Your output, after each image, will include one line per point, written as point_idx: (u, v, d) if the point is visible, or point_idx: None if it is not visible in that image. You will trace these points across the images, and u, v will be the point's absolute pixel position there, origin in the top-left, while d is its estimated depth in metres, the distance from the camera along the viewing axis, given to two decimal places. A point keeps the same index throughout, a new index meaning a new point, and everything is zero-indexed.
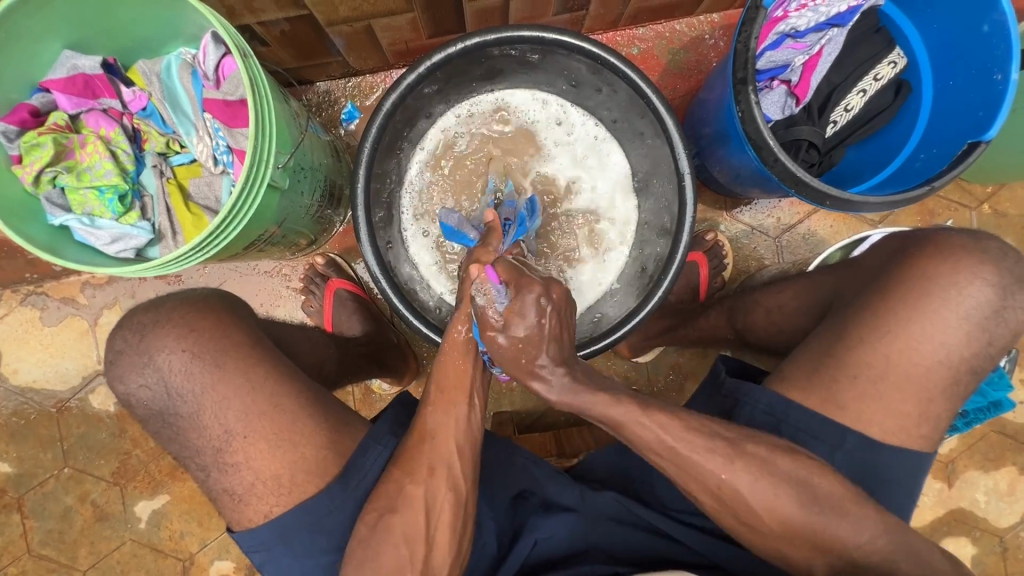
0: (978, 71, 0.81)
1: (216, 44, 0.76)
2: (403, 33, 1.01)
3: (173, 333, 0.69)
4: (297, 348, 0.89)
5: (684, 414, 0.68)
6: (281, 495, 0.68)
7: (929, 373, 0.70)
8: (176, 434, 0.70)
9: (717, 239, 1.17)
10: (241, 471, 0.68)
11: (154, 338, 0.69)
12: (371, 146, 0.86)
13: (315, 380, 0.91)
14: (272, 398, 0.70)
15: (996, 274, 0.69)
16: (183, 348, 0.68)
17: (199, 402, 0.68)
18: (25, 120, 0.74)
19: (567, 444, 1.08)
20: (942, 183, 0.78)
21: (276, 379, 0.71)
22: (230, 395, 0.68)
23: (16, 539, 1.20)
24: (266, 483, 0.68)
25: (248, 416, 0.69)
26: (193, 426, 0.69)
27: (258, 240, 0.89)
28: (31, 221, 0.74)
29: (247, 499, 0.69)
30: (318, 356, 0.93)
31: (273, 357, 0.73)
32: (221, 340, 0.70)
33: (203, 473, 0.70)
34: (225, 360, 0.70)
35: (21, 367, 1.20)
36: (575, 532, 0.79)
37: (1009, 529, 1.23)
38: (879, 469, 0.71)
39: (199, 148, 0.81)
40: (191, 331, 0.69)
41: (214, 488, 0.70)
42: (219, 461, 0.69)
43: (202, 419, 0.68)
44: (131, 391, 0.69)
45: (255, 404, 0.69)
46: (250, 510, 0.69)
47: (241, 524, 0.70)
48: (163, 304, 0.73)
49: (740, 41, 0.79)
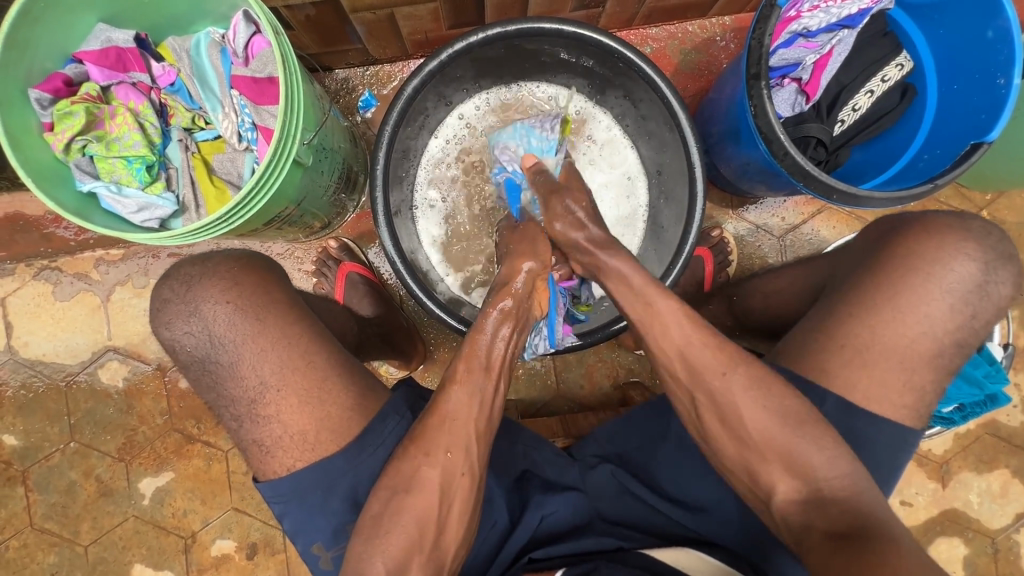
0: (982, 75, 0.84)
1: (246, 23, 0.79)
2: (424, 23, 1.03)
3: (217, 285, 0.71)
4: (325, 314, 0.93)
5: (691, 386, 0.71)
6: (307, 450, 0.70)
7: (913, 345, 0.72)
8: (214, 382, 0.71)
9: (723, 235, 1.20)
10: (272, 423, 0.70)
11: (199, 288, 0.71)
12: (391, 130, 0.88)
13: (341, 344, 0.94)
14: (306, 355, 0.71)
15: (978, 251, 0.73)
16: (228, 300, 0.70)
17: (238, 352, 0.70)
18: (59, 89, 0.75)
19: (572, 424, 1.11)
20: (945, 181, 0.81)
21: (311, 335, 0.73)
22: (268, 347, 0.70)
23: (19, 512, 1.20)
24: (294, 438, 0.70)
25: (283, 370, 0.70)
26: (232, 374, 0.70)
27: (276, 218, 0.90)
28: (61, 187, 0.76)
29: (274, 451, 0.70)
30: (341, 325, 0.96)
31: (311, 317, 0.75)
32: (263, 296, 0.72)
33: (235, 424, 0.71)
34: (267, 314, 0.71)
35: (31, 340, 1.21)
36: (579, 506, 0.81)
37: (1001, 530, 1.25)
38: (878, 451, 0.74)
39: (224, 124, 0.83)
40: (235, 285, 0.71)
41: (244, 439, 0.72)
42: (252, 412, 0.70)
43: (241, 368, 0.70)
44: (177, 338, 0.71)
45: (291, 359, 0.71)
46: (275, 461, 0.70)
47: (266, 475, 0.71)
48: (210, 259, 0.74)
49: (755, 38, 0.81)
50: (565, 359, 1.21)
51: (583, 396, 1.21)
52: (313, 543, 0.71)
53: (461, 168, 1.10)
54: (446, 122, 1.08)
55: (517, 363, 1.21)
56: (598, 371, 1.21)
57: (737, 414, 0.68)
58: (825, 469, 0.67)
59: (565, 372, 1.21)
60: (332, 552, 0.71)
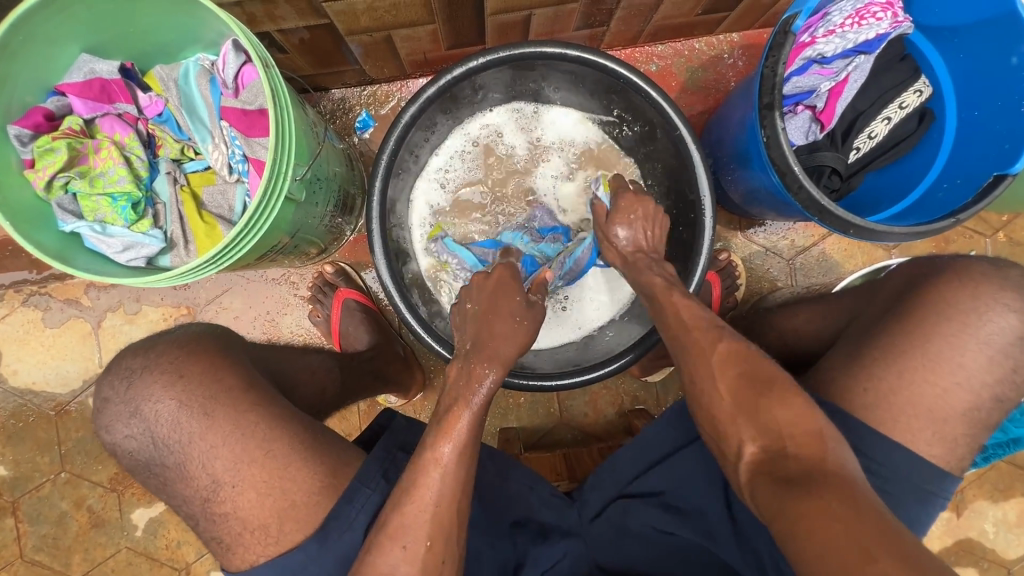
0: (1005, 102, 0.81)
1: (235, 52, 0.75)
2: (422, 44, 1.00)
3: (160, 380, 0.69)
4: (298, 377, 0.87)
5: (698, 437, 0.66)
6: (269, 544, 0.66)
7: (946, 397, 0.69)
8: (164, 484, 0.69)
9: (730, 259, 1.16)
10: (229, 521, 0.66)
11: (142, 385, 0.69)
12: (388, 159, 0.85)
13: (316, 409, 0.88)
14: (263, 445, 0.67)
15: (1017, 300, 0.69)
16: (172, 397, 0.68)
17: (185, 452, 0.67)
18: (39, 124, 0.72)
19: (578, 467, 1.06)
20: (968, 215, 0.77)
21: (267, 422, 0.68)
22: (219, 443, 0.67)
23: (9, 543, 1.18)
24: (254, 533, 0.66)
25: (237, 465, 0.67)
26: (180, 476, 0.68)
27: (270, 250, 0.87)
28: (42, 227, 0.73)
29: (234, 547, 0.67)
30: (320, 382, 0.90)
31: (267, 399, 0.71)
32: (211, 386, 0.69)
33: (192, 522, 0.69)
34: (215, 407, 0.68)
35: (20, 368, 1.18)
36: (579, 555, 0.80)
37: (1017, 560, 1.22)
38: (902, 501, 0.69)
39: (214, 155, 0.80)
40: (180, 377, 0.69)
41: (205, 535, 0.69)
42: (207, 510, 0.67)
43: (189, 469, 0.67)
44: (119, 441, 0.69)
45: (244, 452, 0.67)
46: (237, 557, 0.67)
47: (231, 568, 0.68)
48: (154, 347, 0.72)
49: (767, 67, 0.78)
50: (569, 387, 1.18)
51: (587, 424, 1.18)
52: None
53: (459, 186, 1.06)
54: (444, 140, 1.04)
55: (519, 391, 1.17)
56: (602, 399, 1.18)
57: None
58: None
59: (570, 400, 1.18)
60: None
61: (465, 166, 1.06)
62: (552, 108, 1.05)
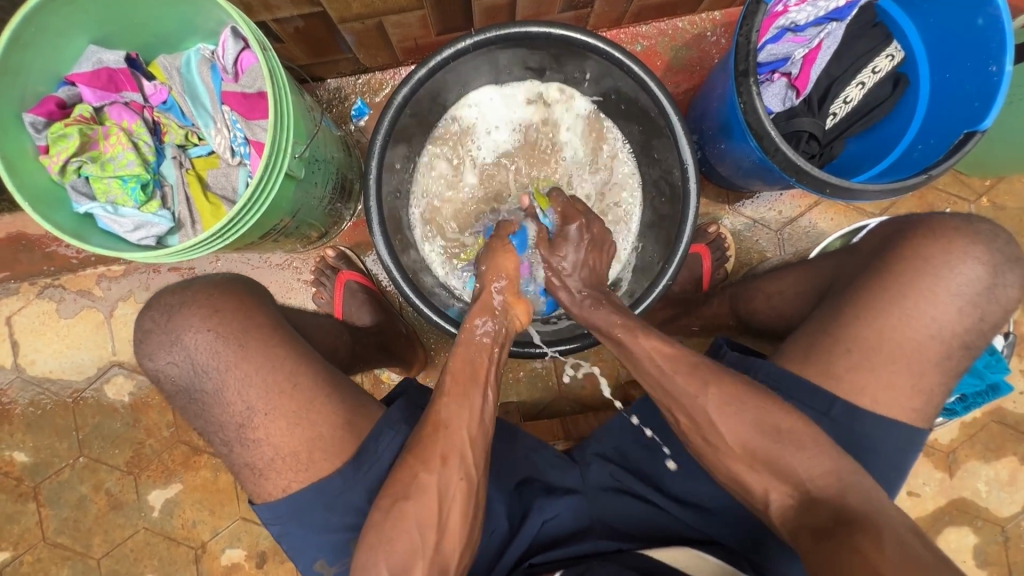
0: (973, 63, 0.84)
1: (234, 39, 0.79)
2: (412, 30, 1.03)
3: (197, 314, 0.71)
4: (312, 332, 0.91)
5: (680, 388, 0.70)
6: (301, 471, 0.71)
7: (922, 349, 0.72)
8: (202, 410, 0.72)
9: (719, 231, 1.19)
10: (263, 446, 0.70)
11: (181, 318, 0.71)
12: (383, 140, 0.88)
13: (331, 363, 0.93)
14: (291, 377, 0.71)
15: (987, 254, 0.72)
16: (209, 328, 0.70)
17: (223, 378, 0.70)
18: (52, 112, 0.76)
19: (574, 429, 1.11)
20: (939, 171, 0.80)
21: (296, 357, 0.72)
22: (253, 372, 0.70)
23: (31, 527, 1.22)
24: (286, 459, 0.70)
25: (270, 394, 0.70)
26: (218, 402, 0.71)
27: (272, 231, 0.91)
28: (57, 209, 0.77)
29: (267, 473, 0.71)
30: (332, 341, 0.95)
31: (293, 338, 0.75)
32: (243, 321, 0.72)
33: (226, 448, 0.72)
34: (249, 339, 0.71)
35: (38, 358, 1.22)
36: (580, 511, 0.83)
37: (1010, 518, 1.24)
38: (876, 444, 0.73)
39: (217, 139, 0.84)
40: (215, 312, 0.72)
41: (236, 463, 0.72)
42: (242, 435, 0.71)
43: (226, 395, 0.70)
44: (160, 367, 0.71)
45: (276, 382, 0.71)
46: (269, 483, 0.71)
47: (262, 497, 0.72)
48: (190, 287, 0.75)
49: (741, 35, 0.81)
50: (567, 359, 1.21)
51: (585, 396, 1.21)
52: (314, 561, 0.73)
53: (457, 169, 1.10)
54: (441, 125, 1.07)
55: (518, 365, 1.21)
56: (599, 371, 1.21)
57: (711, 417, 0.69)
58: (812, 464, 0.67)
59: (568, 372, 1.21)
60: (334, 568, 0.73)
61: (461, 151, 1.10)
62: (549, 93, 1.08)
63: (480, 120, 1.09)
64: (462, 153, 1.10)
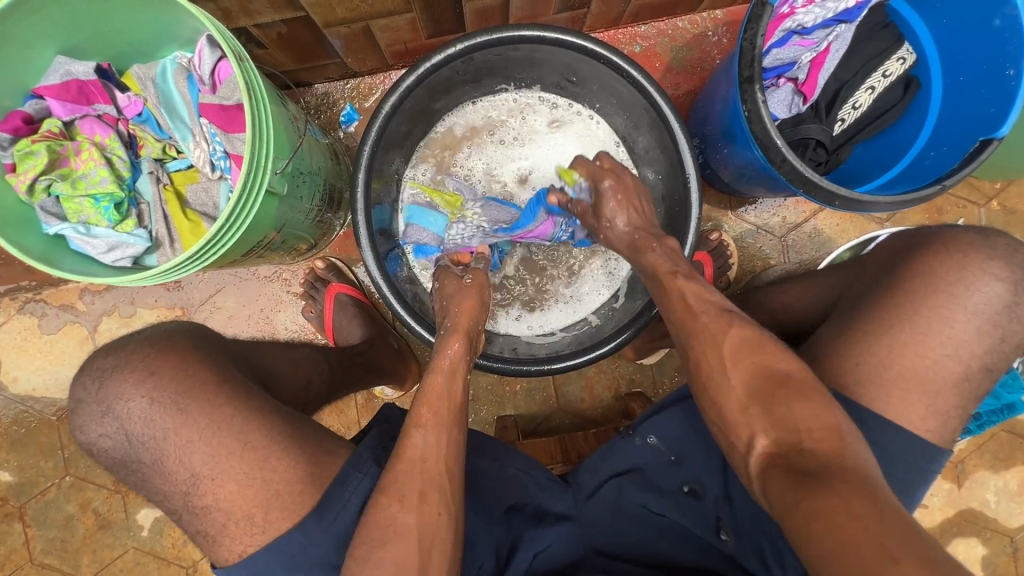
0: (989, 66, 0.80)
1: (211, 48, 0.75)
2: (402, 34, 0.99)
3: (133, 378, 0.68)
4: (281, 370, 0.86)
5: None
6: (257, 533, 0.67)
7: (936, 369, 0.68)
8: (144, 480, 0.69)
9: (722, 239, 1.15)
10: (213, 513, 0.67)
11: (114, 383, 0.68)
12: (370, 151, 0.84)
13: (303, 401, 0.88)
14: (240, 437, 0.68)
15: (1006, 270, 0.69)
16: (144, 394, 0.67)
17: (162, 447, 0.67)
18: (18, 128, 0.72)
19: (572, 450, 1.07)
20: (954, 181, 0.76)
21: (243, 416, 0.69)
22: (194, 438, 0.67)
23: (18, 548, 1.19)
24: (240, 522, 0.67)
25: (215, 459, 0.67)
26: (159, 472, 0.68)
27: (256, 247, 0.87)
28: (26, 230, 0.73)
29: (221, 539, 0.67)
30: (302, 373, 0.90)
31: (242, 392, 0.71)
32: (184, 381, 0.69)
33: (176, 515, 0.69)
34: (189, 402, 0.68)
35: (21, 375, 1.19)
36: (574, 539, 0.79)
37: (1020, 529, 1.22)
38: (890, 470, 0.69)
39: (196, 153, 0.81)
40: (152, 375, 0.68)
41: (189, 530, 0.69)
42: (190, 503, 0.68)
43: (167, 464, 0.67)
44: (94, 440, 0.69)
45: (223, 445, 0.67)
46: (225, 549, 0.67)
47: (220, 562, 0.68)
48: (125, 345, 0.71)
49: (745, 39, 0.77)
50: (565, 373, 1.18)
51: (584, 410, 1.18)
52: None
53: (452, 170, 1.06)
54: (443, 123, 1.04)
55: (515, 379, 1.18)
56: (598, 383, 1.18)
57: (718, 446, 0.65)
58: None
59: (566, 385, 1.18)
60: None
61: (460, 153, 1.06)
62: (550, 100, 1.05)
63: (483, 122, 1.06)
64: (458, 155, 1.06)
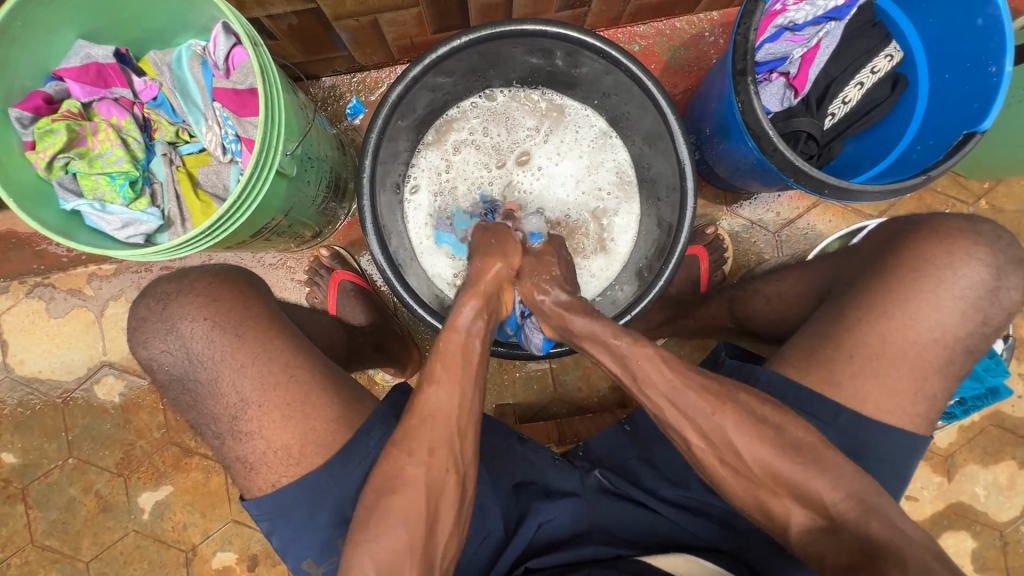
0: (973, 63, 0.83)
1: (226, 34, 0.79)
2: (408, 28, 1.02)
3: (194, 303, 0.73)
4: (310, 327, 0.93)
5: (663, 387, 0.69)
6: (291, 465, 0.71)
7: (913, 344, 0.71)
8: (194, 401, 0.73)
9: (718, 232, 1.18)
10: (255, 439, 0.71)
11: (176, 307, 0.73)
12: (376, 138, 0.86)
13: (329, 358, 0.94)
14: (288, 369, 0.73)
15: (990, 255, 0.72)
16: (206, 317, 0.72)
17: (217, 369, 0.72)
18: (39, 107, 0.76)
19: (570, 432, 1.11)
20: (938, 172, 0.79)
21: (293, 350, 0.74)
22: (247, 363, 0.72)
23: (19, 529, 1.20)
24: (277, 453, 0.71)
25: (264, 386, 0.72)
26: (212, 393, 0.72)
27: (264, 229, 0.90)
28: (44, 206, 0.76)
29: (258, 468, 0.71)
30: (328, 337, 0.97)
31: (290, 330, 0.76)
32: (242, 311, 0.74)
33: (217, 441, 0.73)
34: (246, 330, 0.73)
35: (27, 358, 1.21)
36: (579, 514, 0.81)
37: (1009, 523, 1.23)
38: (875, 447, 0.72)
39: (208, 136, 0.83)
40: (213, 301, 0.74)
41: (228, 457, 0.73)
42: (234, 429, 0.72)
43: (220, 386, 0.72)
44: (154, 356, 0.73)
45: (272, 374, 0.72)
46: (260, 479, 0.71)
47: (252, 492, 0.72)
48: (186, 276, 0.77)
49: (739, 34, 0.80)
50: (562, 362, 1.20)
51: (581, 398, 1.20)
52: (303, 559, 0.71)
53: (514, 126, 1.09)
54: (540, 87, 1.07)
55: (514, 366, 1.20)
56: (595, 373, 1.20)
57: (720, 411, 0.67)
58: (815, 466, 0.65)
59: (564, 375, 1.20)
60: (322, 568, 0.71)
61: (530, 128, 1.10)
62: (553, 96, 1.08)
63: (507, 109, 1.09)
64: (498, 124, 1.09)
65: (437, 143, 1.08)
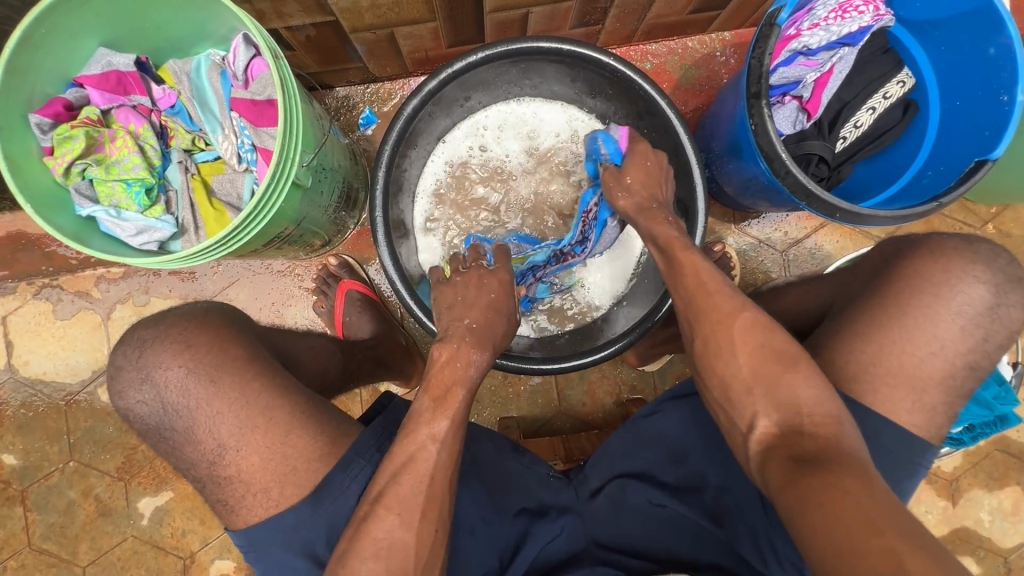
0: (984, 91, 0.84)
1: (246, 46, 0.79)
2: (424, 42, 1.03)
3: (170, 350, 0.73)
4: (302, 356, 0.90)
5: None
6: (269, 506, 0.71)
7: (923, 365, 0.71)
8: (172, 448, 0.74)
9: (725, 250, 1.17)
10: (234, 483, 0.71)
11: (153, 354, 0.73)
12: (390, 150, 0.87)
13: (319, 387, 0.91)
14: (266, 412, 0.72)
15: (987, 273, 0.72)
16: (181, 365, 0.72)
17: (193, 417, 0.72)
18: (59, 113, 0.76)
19: (575, 448, 1.11)
20: (950, 199, 0.79)
21: (271, 392, 0.73)
22: (223, 409, 0.71)
23: (17, 532, 1.20)
24: (256, 496, 0.71)
25: (242, 431, 0.71)
26: (189, 440, 0.72)
27: (276, 238, 0.90)
28: (60, 212, 0.77)
29: (237, 509, 0.72)
30: (319, 363, 0.93)
31: (270, 370, 0.75)
32: (217, 357, 0.73)
33: (200, 484, 0.73)
34: (222, 374, 0.72)
35: (31, 359, 1.21)
36: (574, 533, 0.81)
37: (1014, 549, 1.22)
38: (883, 468, 0.71)
39: (224, 145, 0.83)
40: (188, 348, 0.73)
41: (209, 497, 0.73)
42: (213, 473, 0.72)
43: (197, 433, 0.72)
44: (132, 406, 0.73)
45: (251, 419, 0.71)
46: (238, 517, 0.72)
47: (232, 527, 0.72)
48: (164, 320, 0.77)
49: (755, 57, 0.81)
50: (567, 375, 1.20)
51: (586, 413, 1.20)
52: None
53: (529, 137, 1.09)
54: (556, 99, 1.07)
55: (519, 380, 1.19)
56: (600, 388, 1.20)
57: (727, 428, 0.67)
58: None
59: (569, 389, 1.20)
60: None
61: (540, 137, 1.09)
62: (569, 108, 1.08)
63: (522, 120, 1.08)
64: (513, 134, 1.09)
65: (450, 153, 1.08)
